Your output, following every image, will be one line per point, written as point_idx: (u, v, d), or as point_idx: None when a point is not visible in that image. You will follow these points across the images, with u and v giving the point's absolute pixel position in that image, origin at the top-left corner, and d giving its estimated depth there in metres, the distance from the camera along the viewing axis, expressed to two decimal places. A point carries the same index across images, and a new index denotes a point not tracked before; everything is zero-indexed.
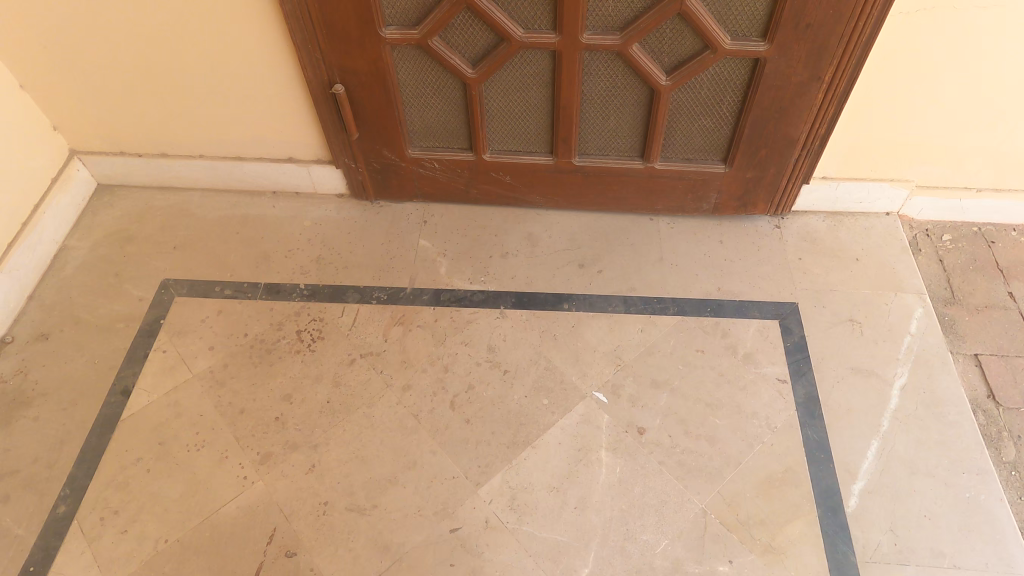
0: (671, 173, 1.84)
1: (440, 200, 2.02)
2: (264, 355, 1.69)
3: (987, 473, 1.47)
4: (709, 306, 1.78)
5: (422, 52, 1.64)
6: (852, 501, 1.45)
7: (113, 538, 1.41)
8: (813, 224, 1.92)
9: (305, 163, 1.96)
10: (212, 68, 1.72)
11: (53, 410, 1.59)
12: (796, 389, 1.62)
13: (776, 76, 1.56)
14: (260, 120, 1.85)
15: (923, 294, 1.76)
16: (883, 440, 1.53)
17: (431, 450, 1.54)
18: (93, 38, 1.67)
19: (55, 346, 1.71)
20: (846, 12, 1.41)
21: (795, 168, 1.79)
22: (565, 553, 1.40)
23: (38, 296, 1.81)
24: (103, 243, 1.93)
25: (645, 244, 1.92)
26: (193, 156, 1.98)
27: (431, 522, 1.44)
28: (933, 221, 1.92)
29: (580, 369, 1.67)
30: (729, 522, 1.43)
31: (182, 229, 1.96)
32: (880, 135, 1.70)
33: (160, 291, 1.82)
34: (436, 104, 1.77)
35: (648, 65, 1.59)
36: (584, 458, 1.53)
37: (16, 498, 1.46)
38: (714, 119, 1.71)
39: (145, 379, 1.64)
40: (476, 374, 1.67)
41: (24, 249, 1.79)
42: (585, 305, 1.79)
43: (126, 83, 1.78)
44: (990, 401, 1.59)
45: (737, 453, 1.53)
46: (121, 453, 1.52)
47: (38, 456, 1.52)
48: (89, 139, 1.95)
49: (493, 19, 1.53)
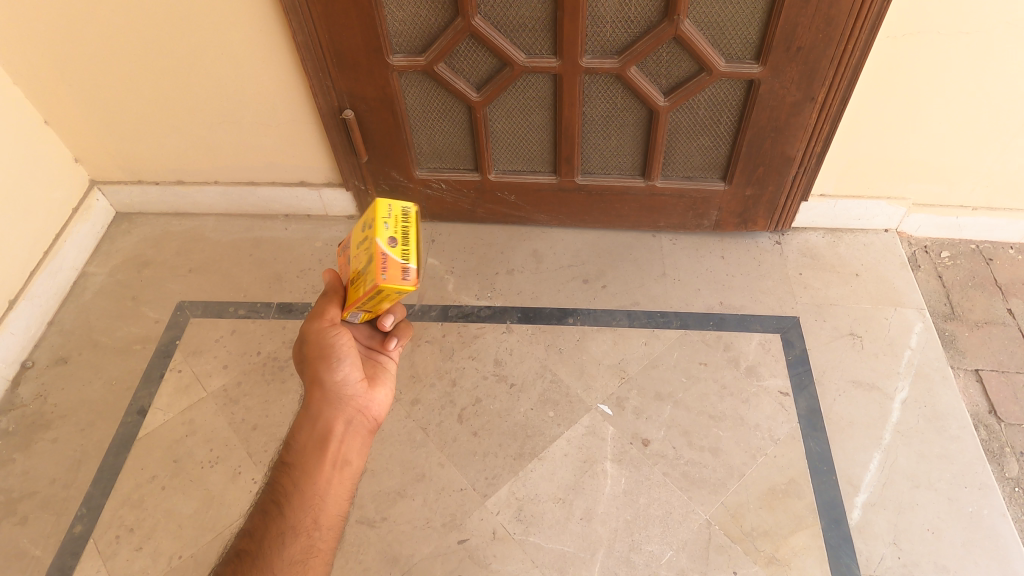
0: (672, 191, 1.88)
1: (447, 219, 2.08)
2: (277, 372, 1.75)
3: (989, 487, 1.49)
4: (711, 320, 1.81)
5: (428, 78, 1.70)
6: (854, 513, 1.47)
7: (129, 555, 1.46)
8: (812, 240, 1.95)
9: (316, 187, 2.03)
10: (226, 97, 1.80)
11: (72, 431, 1.66)
12: (797, 401, 1.64)
13: (771, 96, 1.60)
14: (272, 146, 1.93)
15: (924, 309, 1.78)
16: (885, 452, 1.55)
17: (440, 463, 1.59)
18: (112, 75, 1.77)
19: (74, 369, 1.78)
20: (836, 35, 1.46)
21: (793, 185, 1.82)
22: (571, 564, 1.44)
23: (58, 322, 1.89)
24: (121, 268, 2.01)
25: (647, 260, 1.96)
26: (209, 182, 2.06)
27: (439, 533, 1.48)
28: (931, 237, 1.94)
29: (584, 382, 1.71)
30: (733, 534, 1.46)
31: (197, 253, 2.04)
32: (875, 154, 1.74)
33: (176, 312, 1.89)
34: (442, 127, 1.83)
35: (646, 88, 1.64)
36: (589, 470, 1.56)
37: (34, 519, 1.52)
38: (712, 138, 1.75)
39: (161, 399, 1.71)
40: (484, 388, 1.72)
41: (46, 276, 1.88)
42: (589, 320, 1.84)
43: (143, 115, 1.87)
44: (991, 417, 1.60)
45: (740, 465, 1.56)
46: (136, 472, 1.58)
47: (56, 477, 1.59)
48: (110, 169, 2.04)
49: (495, 46, 1.59)
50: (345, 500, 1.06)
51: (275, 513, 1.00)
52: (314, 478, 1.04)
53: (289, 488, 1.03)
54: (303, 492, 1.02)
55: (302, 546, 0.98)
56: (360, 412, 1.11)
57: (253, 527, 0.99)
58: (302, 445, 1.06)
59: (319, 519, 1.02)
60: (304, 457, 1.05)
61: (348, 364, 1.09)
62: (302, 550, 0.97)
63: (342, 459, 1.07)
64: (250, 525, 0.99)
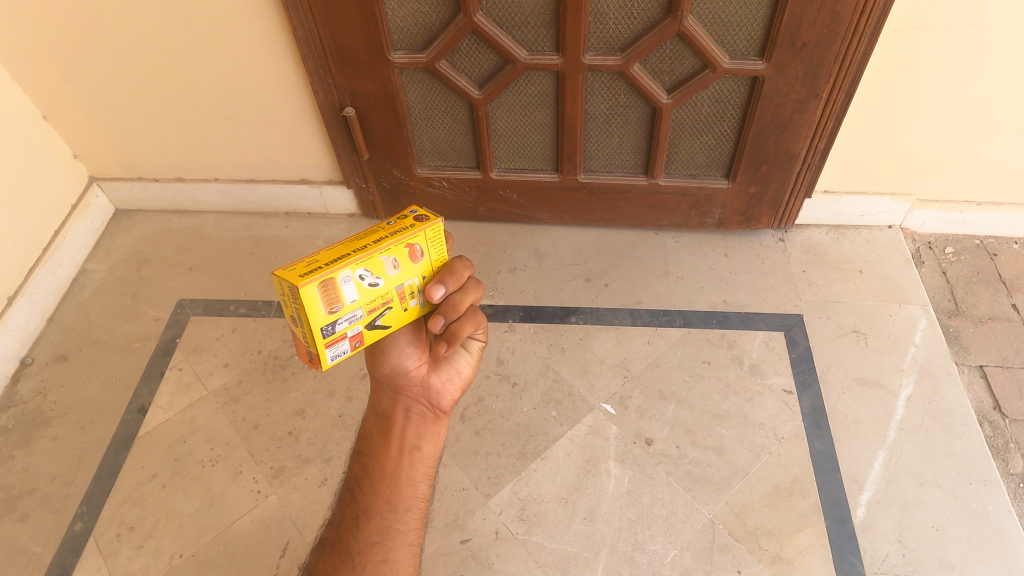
0: (675, 189, 1.87)
1: (449, 217, 2.07)
2: (278, 371, 1.73)
3: (994, 484, 1.48)
4: (715, 318, 1.80)
5: (430, 75, 1.69)
6: (859, 511, 1.47)
7: (129, 554, 1.45)
8: (816, 237, 1.95)
9: (317, 184, 2.02)
10: (226, 94, 1.78)
11: (71, 429, 1.65)
12: (802, 399, 1.64)
13: (775, 93, 1.60)
14: (273, 143, 1.92)
15: (927, 306, 1.78)
16: (889, 450, 1.55)
17: (443, 462, 1.58)
18: (111, 71, 1.75)
19: (74, 367, 1.77)
20: (840, 32, 1.45)
21: (797, 182, 1.81)
22: (575, 563, 1.42)
23: (57, 318, 1.87)
24: (121, 266, 2.00)
25: (650, 257, 1.95)
26: (209, 180, 2.04)
27: (442, 533, 1.47)
28: (935, 234, 1.94)
29: (587, 381, 1.70)
30: (737, 532, 1.45)
31: (197, 250, 2.03)
32: (878, 150, 1.73)
33: (176, 310, 1.88)
34: (443, 125, 1.82)
35: (650, 85, 1.63)
36: (592, 469, 1.55)
37: (34, 517, 1.51)
38: (715, 135, 1.75)
39: (162, 397, 1.69)
40: (486, 387, 1.71)
41: (45, 272, 1.86)
42: (592, 318, 1.83)
43: (143, 111, 1.85)
44: (996, 413, 1.60)
45: (744, 463, 1.55)
46: (137, 470, 1.57)
47: (56, 475, 1.57)
48: (109, 166, 2.03)
49: (498, 43, 1.58)
50: (422, 484, 0.99)
51: (349, 499, 0.97)
52: (383, 462, 0.98)
53: (360, 475, 0.99)
54: (373, 478, 0.97)
55: (379, 528, 0.93)
56: (424, 394, 1.01)
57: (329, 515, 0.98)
58: (368, 431, 1.01)
59: (394, 502, 0.96)
60: (371, 444, 1.00)
61: (405, 346, 0.99)
62: (379, 532, 0.92)
63: (410, 443, 0.99)
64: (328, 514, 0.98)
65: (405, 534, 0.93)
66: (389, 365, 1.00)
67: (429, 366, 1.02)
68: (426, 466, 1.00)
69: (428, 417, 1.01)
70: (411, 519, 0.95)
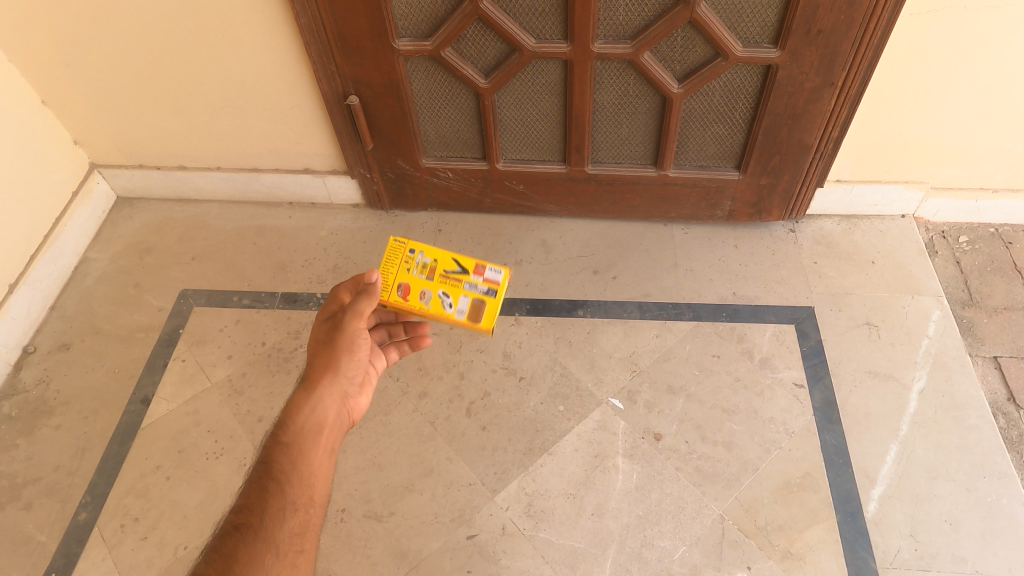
0: (685, 181, 1.84)
1: (453, 209, 2.04)
2: (282, 364, 1.70)
3: (1009, 476, 1.46)
4: (725, 311, 1.78)
5: (434, 63, 1.66)
6: (871, 506, 1.44)
7: (134, 544, 1.43)
8: (828, 227, 1.92)
9: (321, 174, 1.99)
10: (228, 80, 1.75)
11: (75, 418, 1.62)
12: (814, 393, 1.61)
13: (789, 82, 1.57)
14: (276, 132, 1.88)
15: (942, 296, 1.75)
16: (902, 443, 1.52)
17: (448, 457, 1.55)
18: (110, 55, 1.71)
19: (76, 356, 1.74)
20: (857, 17, 1.42)
21: (809, 173, 1.79)
22: (583, 559, 1.40)
23: (60, 306, 1.84)
24: (123, 254, 1.97)
25: (659, 250, 1.93)
26: (212, 168, 2.01)
27: (448, 528, 1.45)
28: (949, 222, 1.92)
29: (595, 376, 1.68)
30: (748, 529, 1.43)
31: (200, 240, 1.99)
32: (892, 137, 1.71)
33: (179, 300, 1.85)
34: (449, 114, 1.79)
35: (660, 74, 1.61)
36: (600, 465, 1.53)
37: (38, 506, 1.49)
38: (726, 125, 1.72)
39: (165, 388, 1.66)
40: (492, 381, 1.68)
41: (47, 260, 1.83)
42: (600, 312, 1.80)
43: (144, 99, 1.82)
44: (1011, 404, 1.58)
45: (755, 458, 1.52)
46: (140, 461, 1.54)
47: (60, 464, 1.55)
48: (110, 153, 1.99)
49: (505, 31, 1.55)
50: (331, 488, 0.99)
51: (272, 488, 0.90)
52: (312, 459, 0.97)
53: (287, 469, 0.94)
54: (299, 474, 0.94)
55: (301, 518, 0.90)
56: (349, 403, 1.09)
57: (250, 499, 0.88)
58: (301, 424, 1.00)
59: (313, 498, 0.94)
60: (300, 435, 0.99)
61: (361, 372, 1.11)
62: (300, 523, 0.89)
63: (330, 441, 1.02)
64: (248, 496, 0.88)
65: (313, 529, 0.91)
66: (344, 368, 1.07)
67: (360, 391, 1.13)
68: (328, 474, 1.00)
69: (344, 429, 1.07)
70: (315, 512, 0.93)
